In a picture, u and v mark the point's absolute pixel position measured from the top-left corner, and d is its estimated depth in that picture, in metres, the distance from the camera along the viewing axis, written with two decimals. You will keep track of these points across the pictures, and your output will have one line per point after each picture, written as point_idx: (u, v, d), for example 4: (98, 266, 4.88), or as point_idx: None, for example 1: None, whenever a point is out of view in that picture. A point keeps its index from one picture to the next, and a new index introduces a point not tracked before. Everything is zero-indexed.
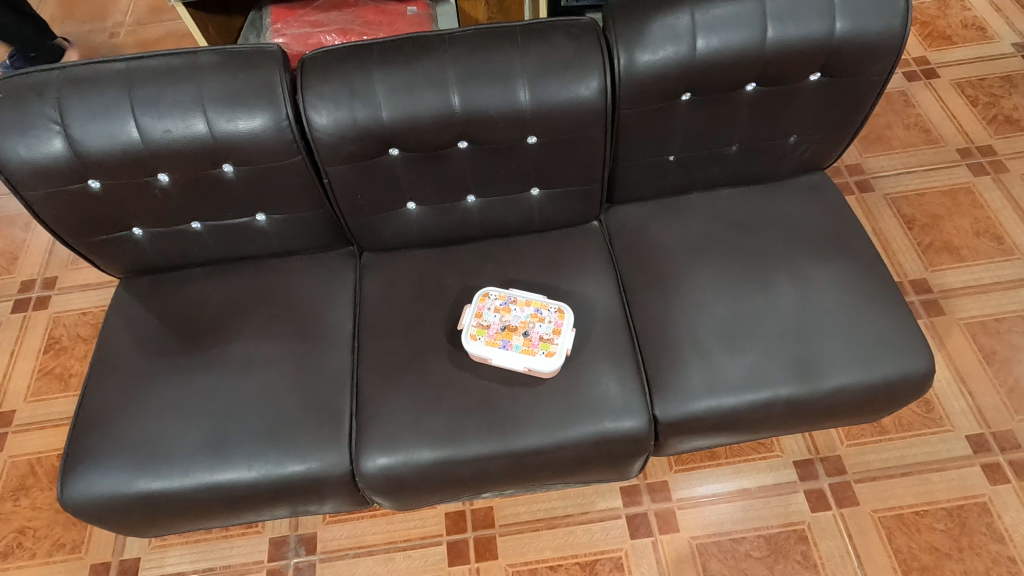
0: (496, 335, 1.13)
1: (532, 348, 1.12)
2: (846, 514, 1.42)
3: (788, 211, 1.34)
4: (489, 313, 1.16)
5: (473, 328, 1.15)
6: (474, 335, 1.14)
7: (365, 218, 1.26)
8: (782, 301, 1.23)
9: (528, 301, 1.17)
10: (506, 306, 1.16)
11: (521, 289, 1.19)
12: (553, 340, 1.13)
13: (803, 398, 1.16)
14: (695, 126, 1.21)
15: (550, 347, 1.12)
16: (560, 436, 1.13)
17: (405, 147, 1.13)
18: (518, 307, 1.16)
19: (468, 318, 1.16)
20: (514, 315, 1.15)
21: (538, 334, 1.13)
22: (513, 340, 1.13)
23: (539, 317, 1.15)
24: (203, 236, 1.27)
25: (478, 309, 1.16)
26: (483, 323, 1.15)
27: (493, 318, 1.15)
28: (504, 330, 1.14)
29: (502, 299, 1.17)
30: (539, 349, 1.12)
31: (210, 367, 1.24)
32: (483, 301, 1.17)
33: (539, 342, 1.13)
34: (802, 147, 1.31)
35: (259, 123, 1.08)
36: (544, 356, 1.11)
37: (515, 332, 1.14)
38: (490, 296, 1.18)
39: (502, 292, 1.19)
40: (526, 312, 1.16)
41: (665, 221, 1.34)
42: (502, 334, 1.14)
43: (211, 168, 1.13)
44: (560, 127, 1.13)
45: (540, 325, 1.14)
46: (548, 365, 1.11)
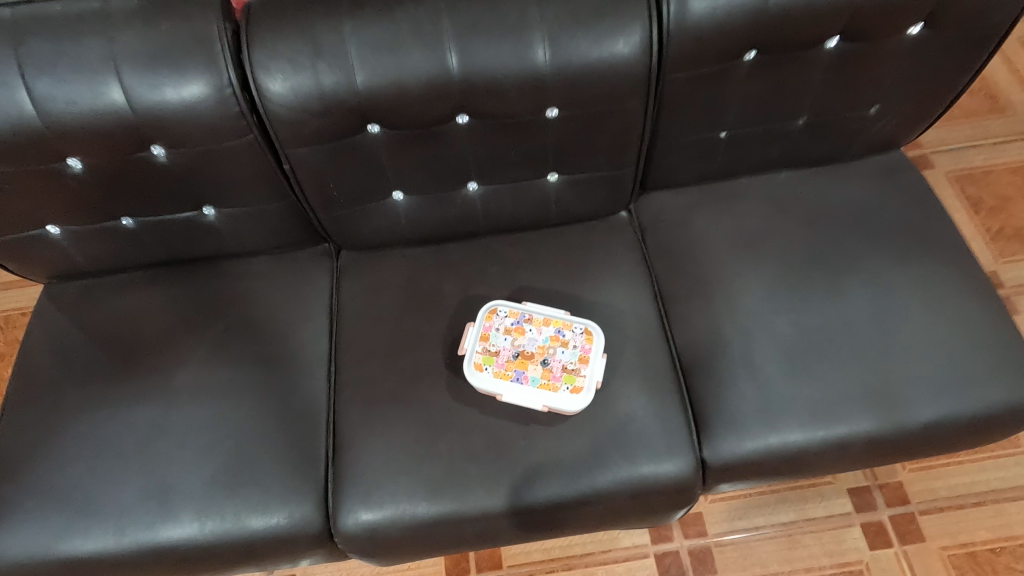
0: (508, 365, 0.95)
1: (552, 381, 0.94)
2: (909, 551, 1.22)
3: (861, 200, 1.10)
4: (499, 336, 0.97)
5: (479, 355, 0.96)
6: (480, 364, 0.95)
7: (340, 211, 1.01)
8: (860, 312, 0.99)
9: (547, 320, 0.98)
10: (519, 327, 0.97)
11: (537, 303, 1.00)
12: (578, 371, 0.94)
13: (888, 436, 0.93)
14: (758, 94, 0.95)
15: (576, 380, 0.93)
16: (586, 485, 0.91)
17: (388, 123, 0.87)
18: (534, 329, 0.97)
19: (471, 341, 0.97)
20: (529, 339, 0.97)
21: (559, 364, 0.95)
22: (529, 371, 0.94)
23: (561, 342, 0.96)
24: (139, 235, 1.02)
25: (485, 331, 0.97)
26: (491, 349, 0.96)
27: (504, 342, 0.97)
28: (517, 358, 0.95)
29: (514, 318, 0.98)
30: (562, 382, 0.93)
31: (151, 397, 1.00)
32: (490, 320, 0.98)
33: (561, 374, 0.94)
34: (883, 121, 1.06)
35: (193, 91, 0.82)
36: (567, 393, 0.93)
37: (532, 361, 0.95)
38: (499, 314, 0.98)
39: (514, 308, 0.99)
40: (544, 334, 0.97)
41: (710, 213, 1.10)
42: (516, 363, 0.95)
43: (137, 151, 0.87)
44: (588, 97, 0.87)
45: (563, 352, 0.95)
46: (572, 403, 0.92)
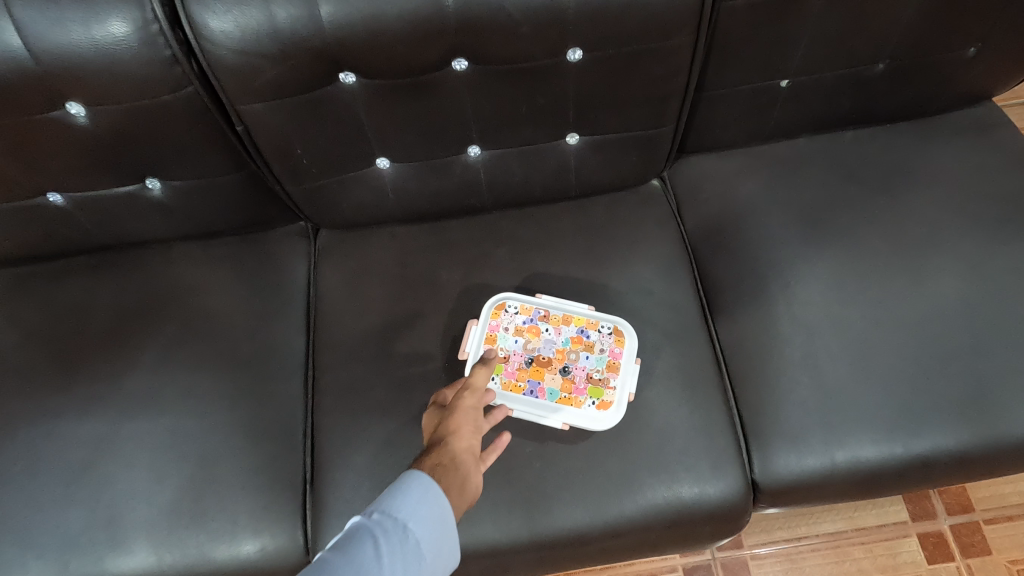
0: (521, 374, 0.80)
1: (576, 394, 0.79)
2: (974, 566, 1.08)
3: (945, 164, 0.90)
4: (509, 338, 0.82)
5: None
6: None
7: (313, 184, 0.83)
8: (945, 302, 0.82)
9: (566, 319, 0.83)
10: (533, 327, 0.83)
11: (554, 297, 0.85)
12: (605, 382, 0.80)
13: (982, 453, 0.77)
14: (833, 30, 0.76)
15: (603, 394, 0.79)
16: (612, 513, 0.75)
17: (365, 70, 0.68)
18: (552, 330, 0.83)
19: (475, 345, 0.82)
20: (546, 342, 0.82)
21: (583, 373, 0.80)
22: (546, 382, 0.80)
23: (585, 347, 0.82)
24: (73, 214, 0.85)
25: (491, 333, 0.83)
26: (500, 355, 0.82)
27: (516, 346, 0.82)
28: (531, 365, 0.81)
29: (526, 316, 0.84)
30: (586, 395, 0.79)
31: (96, 406, 0.84)
32: (497, 318, 0.84)
33: (585, 385, 0.79)
34: (982, 64, 0.86)
35: (108, 29, 0.63)
36: (594, 408, 0.78)
37: (550, 369, 0.80)
38: (508, 310, 0.84)
39: (527, 304, 0.85)
40: (564, 336, 0.82)
41: (760, 181, 0.92)
42: (530, 372, 0.80)
43: (48, 110, 0.69)
44: (621, 33, 0.68)
45: (587, 358, 0.81)
46: (600, 421, 0.78)
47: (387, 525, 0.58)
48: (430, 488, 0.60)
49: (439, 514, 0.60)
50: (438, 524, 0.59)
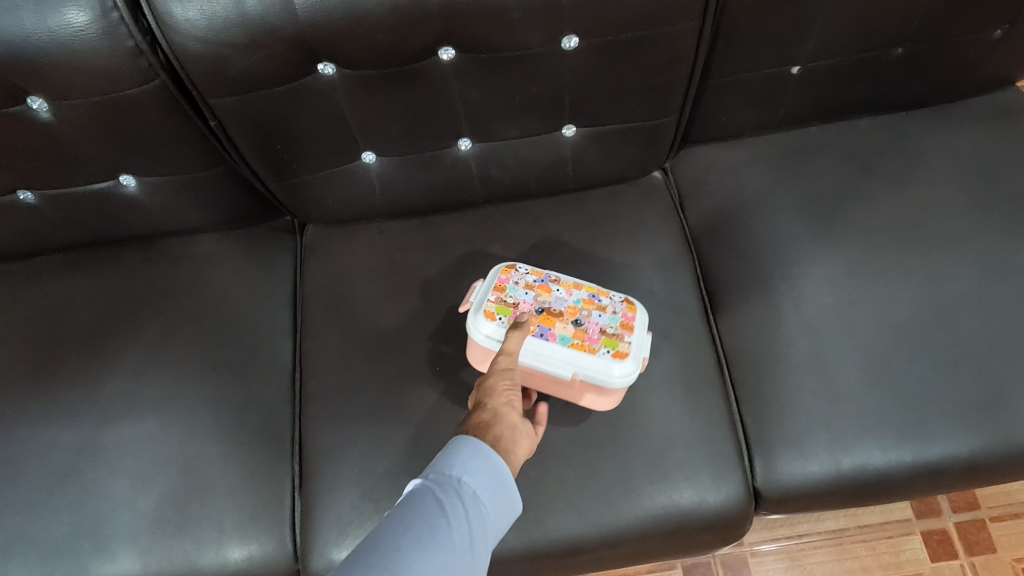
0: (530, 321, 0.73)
1: (589, 346, 0.72)
2: (978, 564, 1.06)
3: (963, 155, 0.86)
4: (520, 291, 0.76)
5: (493, 306, 0.74)
6: (494, 315, 0.74)
7: (296, 179, 0.79)
8: (961, 302, 0.78)
9: (578, 284, 0.77)
10: (544, 285, 0.76)
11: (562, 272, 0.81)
12: (621, 335, 0.73)
13: (994, 460, 0.74)
14: (850, 12, 0.70)
15: (619, 345, 0.72)
16: (609, 522, 0.73)
17: (346, 60, 0.64)
18: (564, 290, 0.77)
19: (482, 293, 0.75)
20: (557, 298, 0.76)
21: (597, 326, 0.74)
22: (558, 330, 0.73)
23: (598, 306, 0.75)
24: (46, 212, 0.81)
25: (501, 283, 0.76)
26: (509, 302, 0.75)
27: (526, 296, 0.75)
28: (541, 314, 0.74)
29: (536, 276, 0.78)
30: (599, 346, 0.72)
31: (77, 411, 0.81)
32: (506, 273, 0.77)
33: (599, 336, 0.73)
34: (1009, 46, 0.80)
35: (65, 16, 0.58)
36: (608, 357, 0.72)
37: (562, 319, 0.74)
38: (518, 268, 0.78)
39: (537, 267, 0.79)
40: (576, 295, 0.76)
41: (768, 172, 0.87)
42: (541, 319, 0.73)
43: (8, 104, 0.65)
44: (621, 18, 0.63)
45: (600, 316, 0.74)
46: (613, 371, 0.71)
47: (442, 481, 0.54)
48: (480, 445, 0.56)
49: (495, 466, 0.56)
50: (498, 475, 0.55)
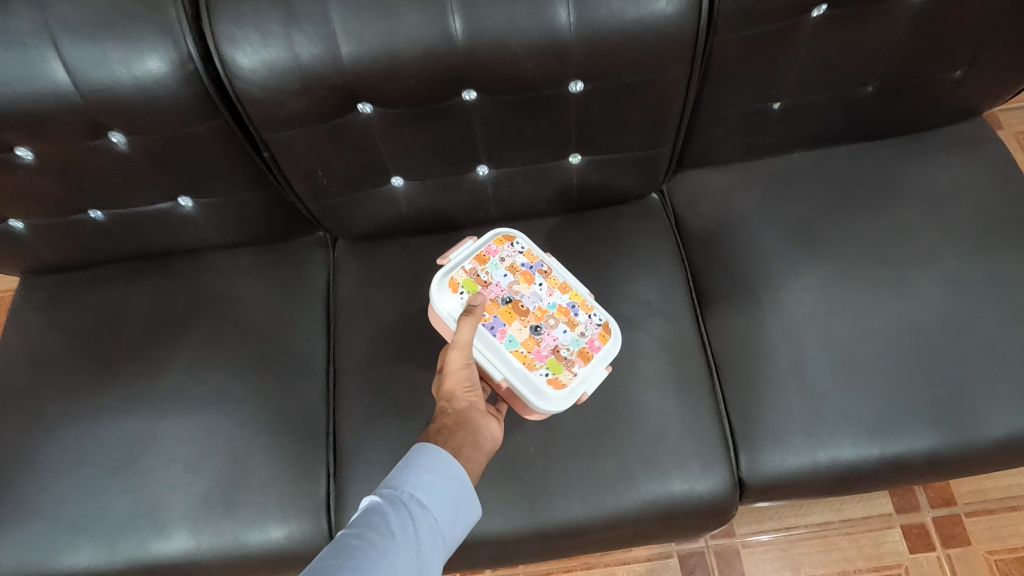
0: (492, 306, 0.84)
1: (533, 359, 0.82)
2: (953, 556, 1.14)
3: (931, 179, 0.95)
4: (500, 269, 0.87)
5: (466, 274, 0.85)
6: (460, 284, 0.85)
7: (332, 200, 0.89)
8: (926, 313, 0.87)
9: (563, 286, 0.87)
10: (528, 274, 0.87)
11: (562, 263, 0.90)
12: (568, 363, 0.82)
13: (954, 454, 0.82)
14: (823, 57, 0.80)
15: (561, 373, 0.81)
16: (609, 506, 0.82)
17: (383, 101, 0.74)
18: (545, 287, 0.87)
19: (467, 257, 0.87)
20: (532, 294, 0.86)
21: (551, 342, 0.83)
22: (511, 327, 0.83)
23: (568, 323, 0.85)
24: (111, 228, 0.92)
25: (486, 253, 0.87)
26: (484, 277, 0.86)
27: (503, 279, 0.86)
28: (506, 304, 0.84)
29: (527, 260, 0.88)
30: (541, 364, 0.82)
31: (135, 405, 0.91)
32: (499, 246, 0.88)
33: (546, 355, 0.82)
34: (971, 84, 0.89)
35: (148, 66, 0.68)
36: (545, 378, 0.81)
37: (521, 318, 0.84)
38: (512, 246, 0.88)
39: (532, 253, 0.89)
40: (552, 300, 0.86)
41: (755, 194, 0.97)
42: (501, 309, 0.84)
43: (92, 137, 0.75)
44: (620, 66, 0.72)
45: (564, 333, 0.84)
46: (544, 392, 0.80)
47: (395, 497, 0.66)
48: (433, 459, 0.69)
49: (442, 479, 0.68)
50: (444, 487, 0.68)
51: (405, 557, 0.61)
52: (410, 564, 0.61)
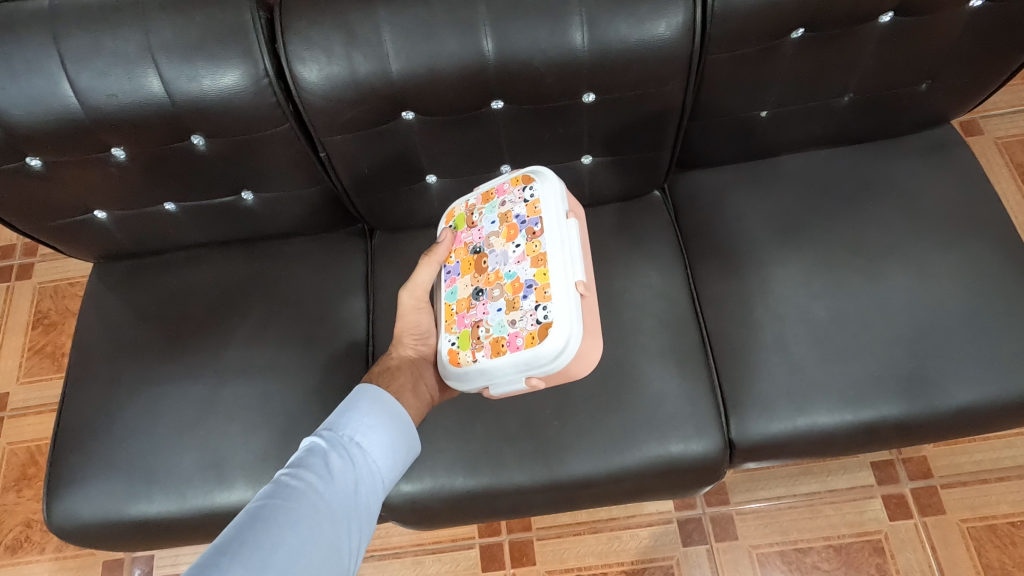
0: (461, 251, 0.93)
1: (457, 320, 0.91)
2: (929, 523, 1.25)
3: (903, 180, 1.06)
4: (494, 215, 0.92)
5: (465, 210, 0.96)
6: (455, 216, 0.96)
7: (374, 195, 1.02)
8: (896, 296, 0.98)
9: (536, 258, 0.86)
10: (512, 229, 0.89)
11: (556, 229, 0.86)
12: (478, 340, 0.88)
13: (919, 420, 0.93)
14: (804, 72, 0.92)
15: (462, 349, 0.88)
16: (615, 462, 0.94)
17: (424, 109, 0.87)
18: (518, 251, 0.87)
19: (477, 194, 0.96)
20: (500, 253, 0.89)
21: (477, 314, 0.89)
22: (461, 279, 0.92)
23: (506, 305, 0.86)
24: (181, 219, 1.05)
25: (494, 194, 0.93)
26: (476, 217, 0.94)
27: (490, 225, 0.92)
28: (473, 254, 0.92)
29: (524, 215, 0.89)
30: (456, 330, 0.90)
31: (201, 374, 1.04)
32: (512, 188, 0.92)
33: (466, 324, 0.90)
34: (937, 94, 1.01)
35: (229, 80, 0.81)
36: (449, 345, 0.90)
37: (475, 275, 0.91)
38: (521, 193, 0.90)
39: (534, 208, 0.89)
40: (512, 270, 0.87)
41: (745, 192, 1.09)
42: (466, 256, 0.93)
43: (177, 140, 0.88)
44: (626, 80, 0.85)
45: (495, 313, 0.87)
46: (443, 355, 0.90)
47: (336, 438, 0.80)
48: (368, 407, 0.83)
49: (376, 424, 0.82)
50: (378, 430, 0.82)
51: (342, 487, 0.75)
52: (346, 493, 0.75)
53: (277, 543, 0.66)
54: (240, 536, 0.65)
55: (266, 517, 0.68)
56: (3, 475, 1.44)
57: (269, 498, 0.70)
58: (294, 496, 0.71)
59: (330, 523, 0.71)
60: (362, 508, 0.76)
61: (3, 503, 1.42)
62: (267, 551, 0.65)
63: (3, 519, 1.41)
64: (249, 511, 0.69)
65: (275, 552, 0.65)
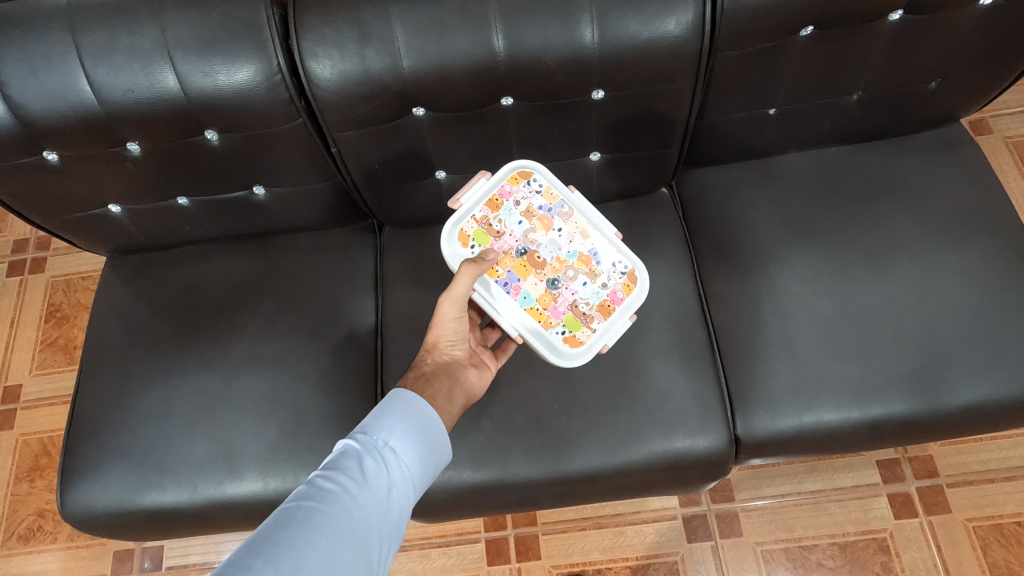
0: (507, 262, 0.94)
1: (552, 314, 0.93)
2: (935, 522, 1.25)
3: (911, 178, 1.07)
4: (516, 216, 0.97)
5: (478, 224, 0.96)
6: (471, 235, 0.96)
7: (385, 191, 1.03)
8: (904, 295, 0.98)
9: (586, 232, 0.97)
10: (546, 219, 0.97)
11: (583, 203, 0.98)
12: (585, 316, 0.93)
13: (926, 418, 0.93)
14: (812, 70, 0.93)
15: (577, 330, 0.93)
16: (621, 457, 0.95)
17: (434, 106, 0.88)
18: (564, 234, 0.97)
19: (482, 207, 0.97)
20: (551, 242, 0.96)
21: (570, 297, 0.94)
22: (527, 282, 0.94)
23: (588, 277, 0.96)
24: (194, 213, 1.07)
25: (500, 199, 0.98)
26: (497, 226, 0.97)
27: (518, 226, 0.97)
28: (520, 257, 0.95)
29: (547, 204, 0.98)
30: (560, 321, 0.93)
31: (213, 366, 1.06)
32: (516, 188, 0.98)
33: (565, 312, 0.93)
34: (947, 93, 1.01)
35: (243, 76, 0.82)
36: (561, 335, 0.92)
37: (538, 272, 0.95)
38: (531, 185, 0.98)
39: (549, 193, 0.99)
40: (573, 249, 0.96)
41: (753, 190, 1.09)
42: (516, 261, 0.95)
43: (191, 135, 0.89)
44: (636, 78, 0.86)
45: (584, 287, 0.95)
46: (560, 347, 0.92)
47: (370, 441, 0.80)
48: (403, 413, 0.83)
49: (411, 429, 0.82)
50: (412, 436, 0.82)
51: (375, 492, 0.75)
52: (380, 498, 0.74)
53: (308, 546, 0.66)
54: (272, 536, 0.66)
55: (298, 519, 0.68)
56: (15, 466, 1.46)
57: (302, 500, 0.70)
58: (328, 499, 0.71)
59: (361, 529, 0.71)
60: (394, 513, 0.75)
61: (15, 493, 1.44)
62: (299, 553, 0.65)
63: (15, 509, 1.43)
64: (282, 511, 0.69)
65: (306, 555, 0.65)
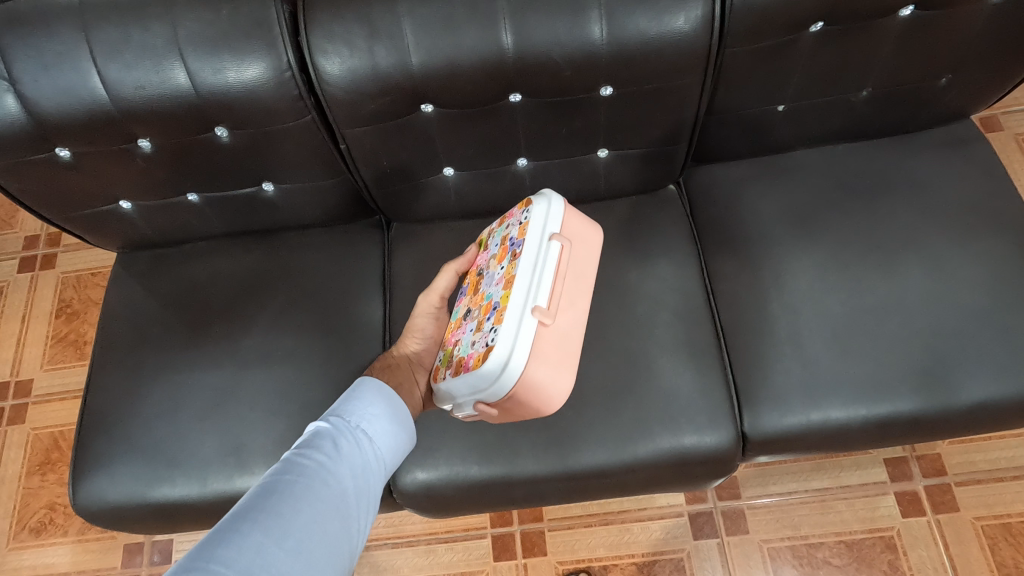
0: (472, 274, 0.96)
1: (451, 338, 0.94)
2: (943, 520, 1.24)
3: (920, 175, 1.06)
4: (498, 238, 0.93)
5: (486, 234, 0.99)
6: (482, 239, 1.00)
7: (393, 188, 1.04)
8: (913, 292, 0.98)
9: (506, 280, 0.84)
10: (504, 254, 0.89)
11: (527, 254, 0.83)
12: (453, 355, 0.90)
13: (935, 416, 0.93)
14: (821, 66, 0.92)
15: (443, 365, 0.92)
16: (628, 454, 0.95)
17: (443, 103, 0.88)
18: (500, 274, 0.87)
19: (498, 220, 0.97)
20: (491, 276, 0.90)
21: (460, 332, 0.92)
22: (467, 299, 0.95)
23: (476, 326, 0.87)
24: (203, 209, 1.07)
25: (505, 219, 0.94)
26: (490, 240, 0.96)
27: (494, 248, 0.93)
28: (478, 274, 0.95)
29: (515, 238, 0.88)
30: (446, 350, 0.93)
31: (222, 361, 1.06)
32: (518, 213, 0.91)
33: (452, 344, 0.93)
34: (958, 89, 1.01)
35: (253, 72, 0.83)
36: (438, 362, 0.94)
37: (472, 295, 0.94)
38: (522, 214, 0.89)
39: (522, 230, 0.87)
40: (490, 292, 0.87)
41: (760, 187, 1.09)
42: (474, 277, 0.96)
43: (200, 132, 0.90)
44: (644, 74, 0.86)
45: (468, 333, 0.88)
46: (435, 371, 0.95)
47: (342, 424, 0.82)
48: (372, 399, 0.86)
49: (381, 414, 0.85)
50: (382, 421, 0.85)
51: (352, 468, 0.77)
52: (355, 475, 0.76)
53: (295, 512, 0.67)
54: (257, 505, 0.66)
55: (281, 489, 0.69)
56: (27, 459, 1.48)
57: (282, 473, 0.71)
58: (308, 471, 0.72)
59: (343, 500, 0.72)
60: (369, 490, 0.77)
61: (27, 486, 1.46)
62: (285, 518, 0.65)
63: (27, 502, 1.45)
64: (263, 484, 0.69)
65: (293, 520, 0.66)
